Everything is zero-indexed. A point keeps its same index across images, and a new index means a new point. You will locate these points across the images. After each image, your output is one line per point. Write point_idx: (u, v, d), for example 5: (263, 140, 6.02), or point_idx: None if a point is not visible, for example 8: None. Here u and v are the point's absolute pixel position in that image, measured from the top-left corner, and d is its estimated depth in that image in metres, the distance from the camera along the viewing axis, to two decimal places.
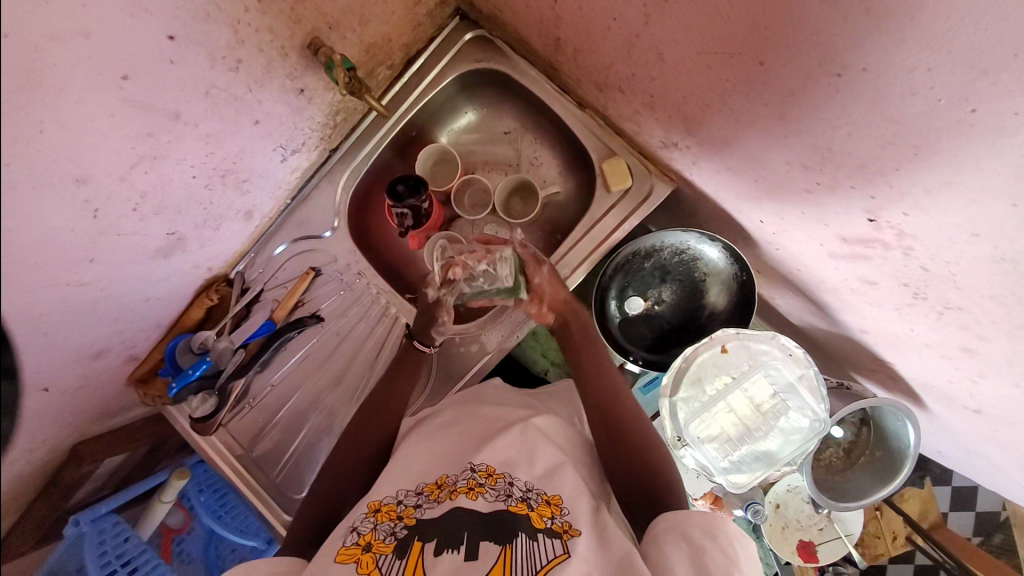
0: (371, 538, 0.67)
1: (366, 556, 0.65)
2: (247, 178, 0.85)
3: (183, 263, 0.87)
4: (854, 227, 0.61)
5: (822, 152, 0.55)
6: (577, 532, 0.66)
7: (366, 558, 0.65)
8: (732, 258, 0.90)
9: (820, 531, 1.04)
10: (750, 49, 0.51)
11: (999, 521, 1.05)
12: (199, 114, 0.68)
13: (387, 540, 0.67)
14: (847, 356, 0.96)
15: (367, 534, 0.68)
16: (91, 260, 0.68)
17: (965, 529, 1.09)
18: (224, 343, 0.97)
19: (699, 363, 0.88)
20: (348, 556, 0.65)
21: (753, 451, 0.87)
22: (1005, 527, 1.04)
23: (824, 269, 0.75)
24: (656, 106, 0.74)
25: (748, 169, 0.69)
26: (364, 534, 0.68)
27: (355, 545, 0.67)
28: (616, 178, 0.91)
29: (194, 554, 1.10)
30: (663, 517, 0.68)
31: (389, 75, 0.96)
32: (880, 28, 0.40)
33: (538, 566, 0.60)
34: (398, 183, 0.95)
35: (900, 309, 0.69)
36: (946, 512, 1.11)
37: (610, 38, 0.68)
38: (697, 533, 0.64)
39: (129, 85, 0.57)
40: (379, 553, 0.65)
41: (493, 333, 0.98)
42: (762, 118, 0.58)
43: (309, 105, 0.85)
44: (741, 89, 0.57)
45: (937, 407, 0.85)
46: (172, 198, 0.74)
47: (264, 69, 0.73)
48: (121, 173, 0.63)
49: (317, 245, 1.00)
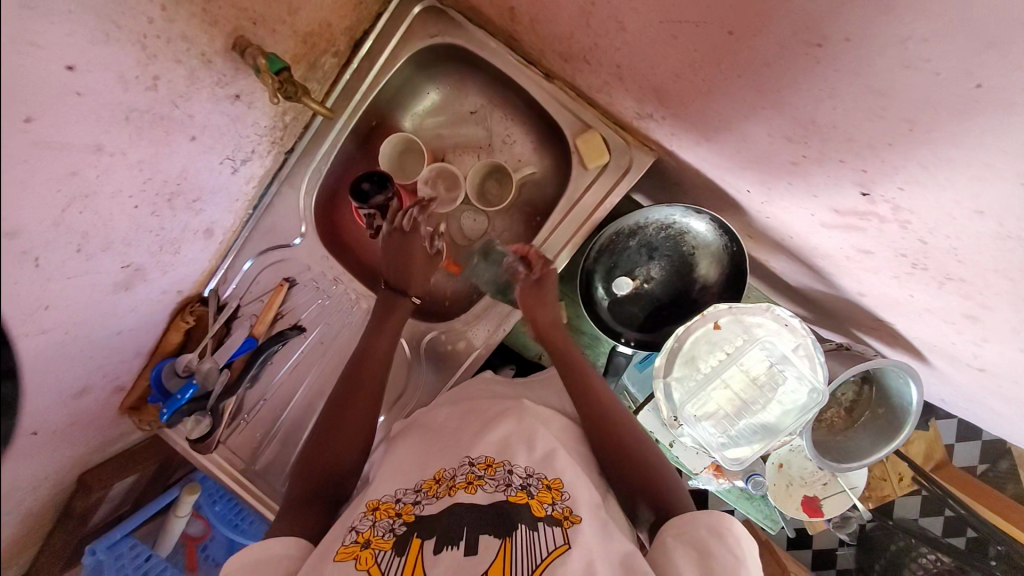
0: (370, 534, 0.66)
1: (365, 552, 0.64)
2: (198, 198, 0.79)
3: (149, 292, 0.83)
4: (846, 200, 0.56)
5: (806, 125, 0.48)
6: (578, 518, 0.66)
7: (365, 554, 0.64)
8: (721, 230, 0.84)
9: (823, 486, 1.06)
10: (718, 18, 0.44)
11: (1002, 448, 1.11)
12: (125, 142, 0.62)
13: (386, 535, 0.66)
14: (847, 313, 0.93)
15: (366, 531, 0.67)
16: (46, 307, 0.65)
17: (970, 459, 1.15)
18: (208, 364, 0.95)
19: (691, 341, 0.85)
20: (347, 553, 0.64)
21: (751, 425, 0.86)
22: (1008, 454, 1.10)
23: (818, 237, 0.70)
24: (625, 78, 0.67)
25: (728, 141, 0.62)
26: (362, 531, 0.67)
27: (353, 543, 0.65)
28: (591, 155, 0.85)
29: (218, 558, 1.16)
30: (663, 530, 0.67)
31: (336, 63, 0.88)
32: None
33: (536, 562, 0.60)
34: (363, 181, 0.91)
35: (898, 277, 0.65)
36: (951, 444, 1.17)
37: (566, 8, 0.60)
38: (700, 534, 0.64)
39: (36, 127, 0.51)
40: (378, 549, 0.64)
41: (479, 328, 0.95)
42: (742, 93, 0.51)
43: (250, 111, 0.78)
44: (713, 61, 0.50)
45: (940, 362, 0.84)
46: (117, 232, 0.69)
47: (188, 81, 0.65)
48: (53, 219, 0.59)
49: (288, 254, 0.96)
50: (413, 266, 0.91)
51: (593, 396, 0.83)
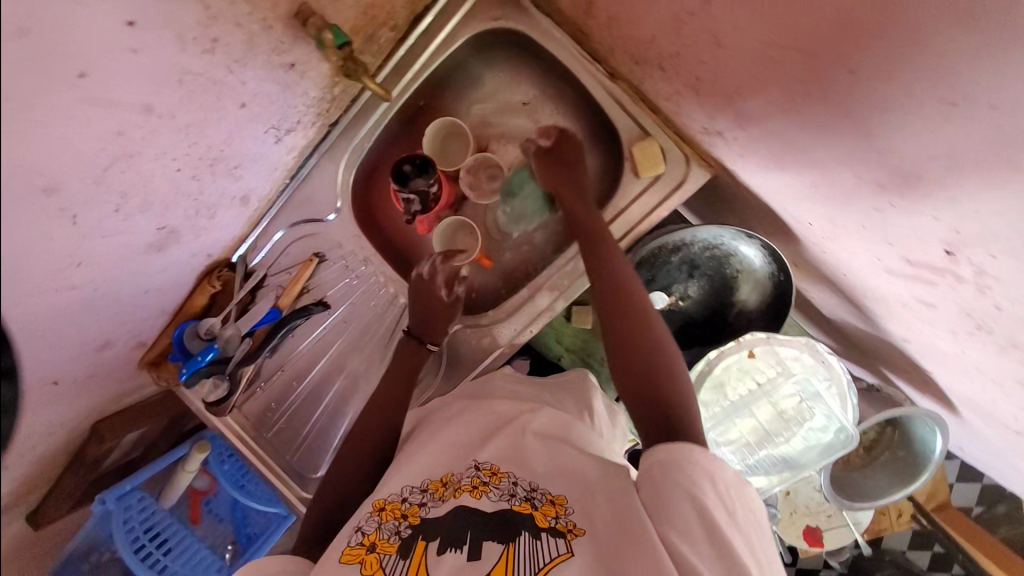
0: (375, 537, 0.67)
1: (371, 556, 0.65)
2: (239, 164, 0.77)
3: (180, 254, 0.82)
4: (924, 253, 0.53)
5: (905, 177, 0.45)
6: (581, 531, 0.64)
7: (370, 559, 0.64)
8: (771, 258, 0.80)
9: (827, 517, 1.06)
10: (836, 52, 0.41)
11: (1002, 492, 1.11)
12: (174, 104, 0.59)
13: (391, 539, 0.66)
14: (882, 354, 0.91)
15: (372, 534, 0.67)
16: (78, 264, 0.63)
17: (967, 500, 1.15)
18: (231, 330, 0.91)
19: (723, 367, 0.82)
20: (352, 556, 0.65)
21: (772, 455, 0.86)
22: (1008, 497, 1.10)
23: (876, 280, 0.68)
24: (702, 93, 0.63)
25: (804, 172, 0.59)
26: (368, 533, 0.68)
27: (359, 546, 0.66)
28: (646, 165, 0.81)
29: (223, 513, 1.20)
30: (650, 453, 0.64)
31: (392, 38, 0.86)
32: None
33: (539, 565, 0.60)
34: (404, 162, 0.89)
35: (955, 334, 0.62)
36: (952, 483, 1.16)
37: (656, 12, 0.57)
38: (695, 472, 0.60)
39: (88, 83, 0.49)
40: (382, 553, 0.65)
41: (506, 326, 0.94)
42: (838, 131, 0.48)
43: (301, 82, 0.74)
44: (814, 95, 0.47)
45: (972, 417, 0.82)
46: (156, 194, 0.67)
47: (245, 46, 0.62)
48: (95, 177, 0.57)
49: (321, 229, 0.94)
50: (435, 316, 0.91)
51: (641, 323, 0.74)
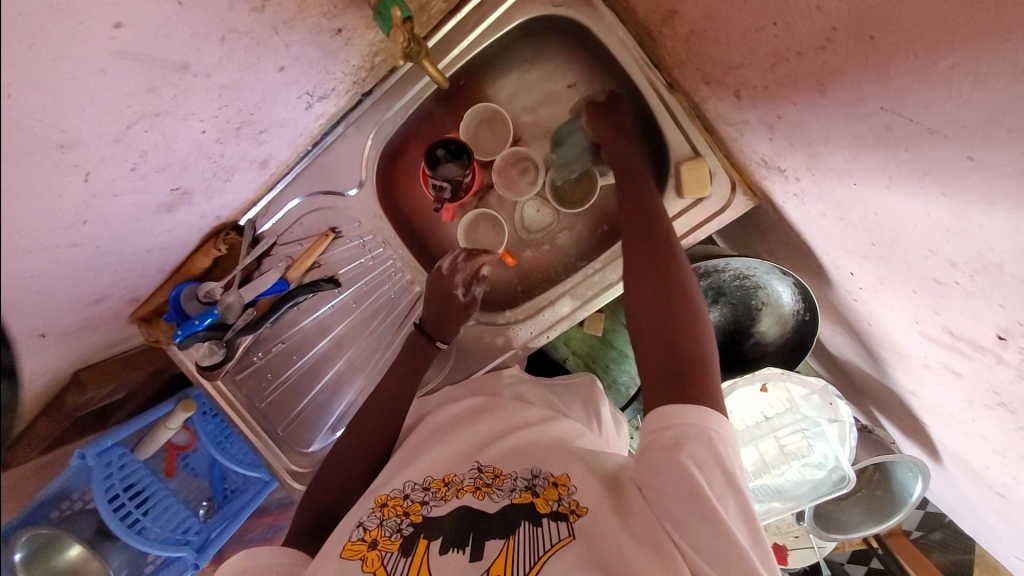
0: (376, 534, 0.66)
1: (372, 553, 0.64)
2: (265, 129, 0.70)
3: (190, 215, 0.76)
4: (973, 331, 0.53)
5: (986, 264, 0.44)
6: (584, 511, 0.63)
7: (371, 555, 0.64)
8: (802, 298, 0.79)
9: (795, 538, 1.12)
10: (958, 135, 0.38)
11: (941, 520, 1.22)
12: (211, 64, 0.53)
13: (393, 536, 0.66)
14: (879, 398, 0.94)
15: (374, 530, 0.67)
16: (84, 223, 0.58)
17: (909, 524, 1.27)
18: (232, 297, 0.86)
19: (734, 398, 0.84)
20: (354, 552, 0.65)
21: (765, 485, 0.88)
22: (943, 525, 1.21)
23: (905, 339, 0.68)
24: (776, 129, 0.60)
25: (866, 228, 0.58)
26: (369, 530, 0.67)
27: (360, 541, 0.66)
28: (692, 187, 0.78)
29: (199, 470, 1.17)
30: (651, 417, 0.62)
31: (443, 9, 0.79)
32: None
33: (538, 555, 0.59)
34: (438, 145, 0.84)
35: (971, 404, 0.64)
36: None
37: (752, 40, 0.53)
38: (686, 434, 0.59)
39: (124, 35, 0.42)
40: (384, 550, 0.64)
41: (522, 328, 0.92)
42: (925, 202, 0.45)
43: (345, 48, 0.68)
44: (913, 168, 0.44)
45: (954, 469, 0.85)
46: (176, 154, 0.61)
47: (296, 7, 0.56)
48: (115, 134, 0.51)
49: (339, 203, 0.89)
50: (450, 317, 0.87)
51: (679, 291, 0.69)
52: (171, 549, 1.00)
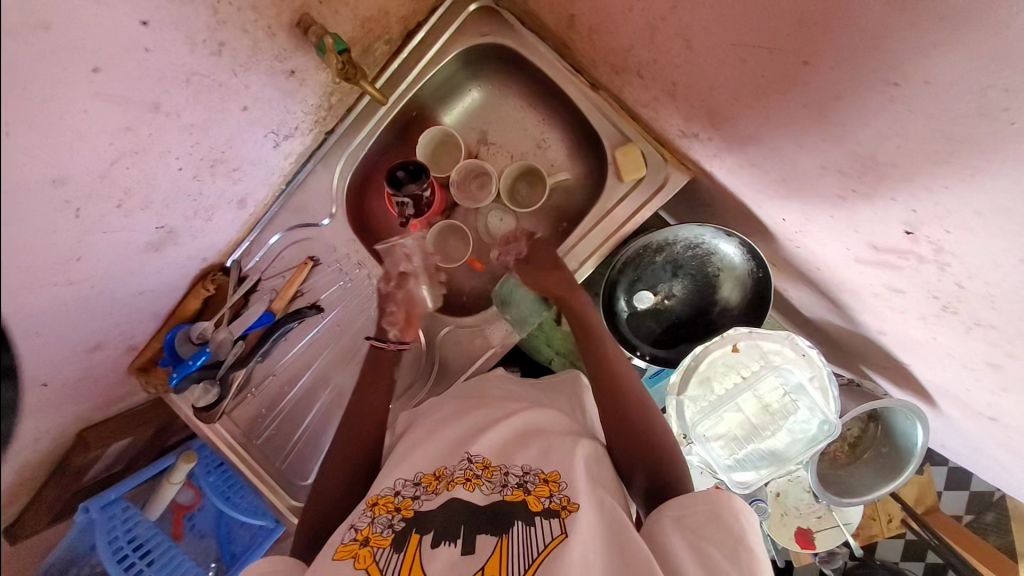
0: (368, 532, 0.67)
1: (364, 551, 0.65)
2: (238, 167, 0.80)
3: (177, 255, 0.83)
4: (887, 237, 0.57)
5: (863, 160, 0.49)
6: (575, 507, 0.65)
7: (364, 553, 0.64)
8: (750, 255, 0.85)
9: (818, 519, 1.06)
10: (792, 47, 0.45)
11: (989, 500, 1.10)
12: (180, 103, 0.62)
13: (384, 532, 0.67)
14: (861, 351, 0.95)
15: (365, 529, 0.68)
16: (78, 259, 0.65)
17: (957, 508, 1.15)
18: (223, 335, 0.94)
19: (710, 362, 0.86)
20: (346, 552, 0.65)
21: (758, 449, 0.87)
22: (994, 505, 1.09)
23: (847, 271, 0.72)
24: (677, 95, 0.68)
25: (773, 166, 0.63)
26: (361, 529, 0.68)
27: (353, 542, 0.66)
28: (629, 167, 0.85)
29: (206, 529, 1.17)
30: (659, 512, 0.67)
31: (386, 51, 0.90)
32: (968, 31, 0.33)
33: (532, 557, 0.60)
34: (398, 168, 0.92)
35: (924, 319, 0.66)
36: (940, 491, 1.17)
37: (631, 20, 0.62)
38: (698, 518, 0.63)
39: (101, 77, 0.52)
40: (376, 547, 0.65)
41: (498, 326, 0.96)
42: (801, 120, 0.52)
43: (300, 88, 0.78)
44: (779, 88, 0.51)
45: (949, 407, 0.84)
46: (158, 192, 0.69)
47: (250, 51, 0.66)
48: (100, 170, 0.59)
49: (315, 234, 0.97)
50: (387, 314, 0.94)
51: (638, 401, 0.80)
52: None
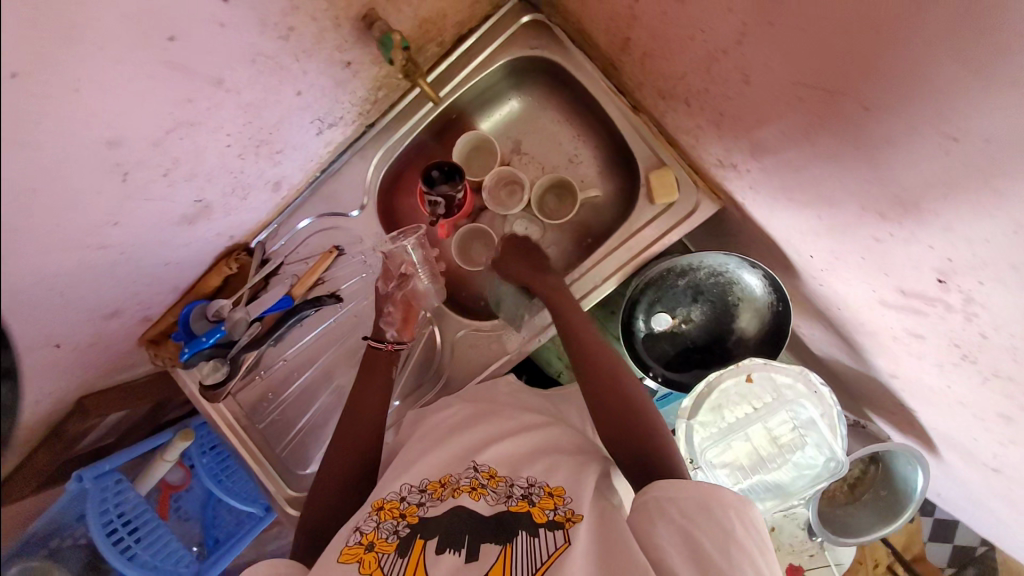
0: (373, 536, 0.67)
1: (369, 555, 0.65)
2: (280, 150, 0.80)
3: (207, 230, 0.83)
4: (918, 283, 0.59)
5: (906, 206, 0.51)
6: (580, 518, 0.64)
7: (368, 558, 0.64)
8: (772, 288, 0.86)
9: (810, 557, 1.06)
10: (856, 91, 0.47)
11: (972, 555, 1.12)
12: (241, 81, 0.63)
13: (389, 538, 0.66)
14: (868, 393, 0.96)
15: (370, 533, 0.67)
16: (115, 223, 0.64)
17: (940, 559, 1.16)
18: (240, 314, 0.91)
19: (723, 389, 0.86)
20: (350, 556, 0.65)
21: (763, 481, 0.88)
22: (976, 560, 1.11)
23: (869, 312, 0.73)
24: (722, 126, 0.70)
25: (812, 204, 0.65)
26: (366, 533, 0.67)
27: (357, 545, 0.66)
28: (662, 190, 0.87)
29: (191, 511, 1.15)
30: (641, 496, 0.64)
31: (437, 53, 0.92)
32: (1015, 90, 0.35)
33: (537, 564, 0.59)
34: (433, 168, 0.93)
35: (942, 366, 0.67)
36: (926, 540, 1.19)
37: (689, 49, 0.64)
38: (686, 506, 0.60)
39: (174, 47, 0.53)
40: (380, 552, 0.65)
41: (515, 333, 0.96)
42: (849, 161, 0.54)
43: (352, 80, 0.79)
44: (834, 130, 0.53)
45: (951, 456, 0.85)
46: (203, 165, 0.70)
47: (314, 39, 0.67)
48: (155, 138, 0.59)
49: (343, 224, 0.97)
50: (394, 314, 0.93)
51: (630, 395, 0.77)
52: None
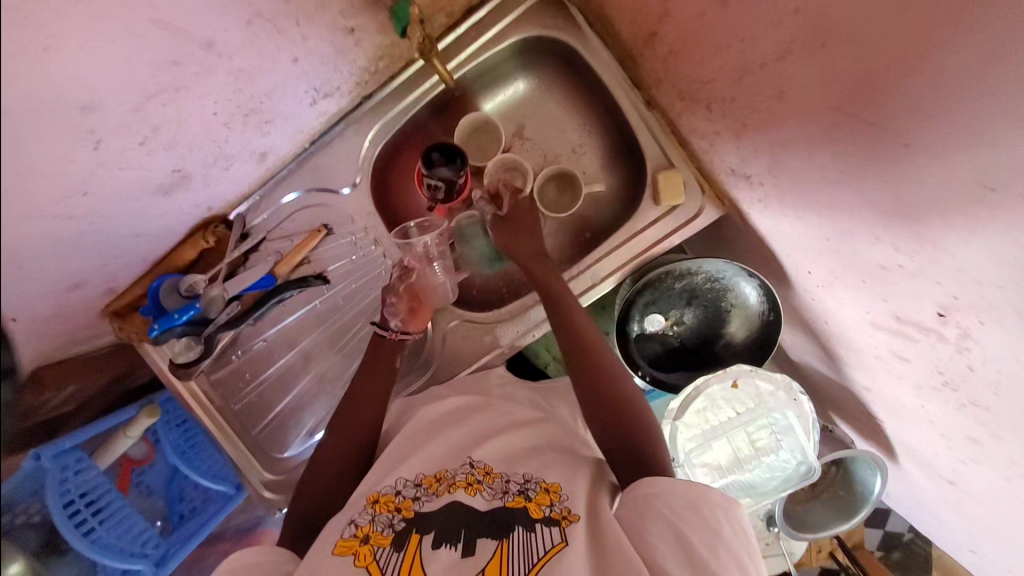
0: (368, 530, 0.65)
1: (364, 548, 0.63)
2: (270, 120, 0.74)
3: (184, 202, 0.76)
4: (916, 313, 0.60)
5: (923, 244, 0.52)
6: (576, 518, 0.63)
7: (363, 551, 0.62)
8: (766, 298, 0.87)
9: (766, 546, 1.13)
10: (897, 126, 0.47)
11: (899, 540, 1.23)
12: (234, 45, 0.58)
13: (385, 531, 0.65)
14: (837, 400, 1.01)
15: (365, 526, 0.65)
16: (84, 194, 0.55)
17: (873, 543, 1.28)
18: (217, 291, 0.83)
19: (709, 392, 0.89)
20: (345, 548, 0.63)
21: (738, 481, 0.92)
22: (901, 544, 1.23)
23: (859, 331, 0.75)
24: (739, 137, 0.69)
25: (821, 225, 0.66)
26: (361, 526, 0.65)
27: (352, 538, 0.64)
28: (667, 193, 0.85)
29: (155, 487, 1.09)
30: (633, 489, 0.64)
31: (444, 24, 0.86)
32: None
33: (533, 562, 0.59)
34: (433, 149, 0.88)
35: (921, 388, 0.70)
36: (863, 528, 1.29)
37: None
38: (676, 505, 0.60)
39: (163, 4, 0.48)
40: (376, 545, 0.63)
41: (508, 326, 0.95)
42: (872, 191, 0.54)
43: (354, 49, 0.74)
44: (863, 159, 0.53)
45: (909, 464, 0.91)
46: (185, 134, 0.63)
47: (316, 3, 0.63)
48: (135, 103, 0.53)
49: (332, 201, 0.91)
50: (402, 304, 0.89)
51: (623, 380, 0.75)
52: (127, 563, 0.93)
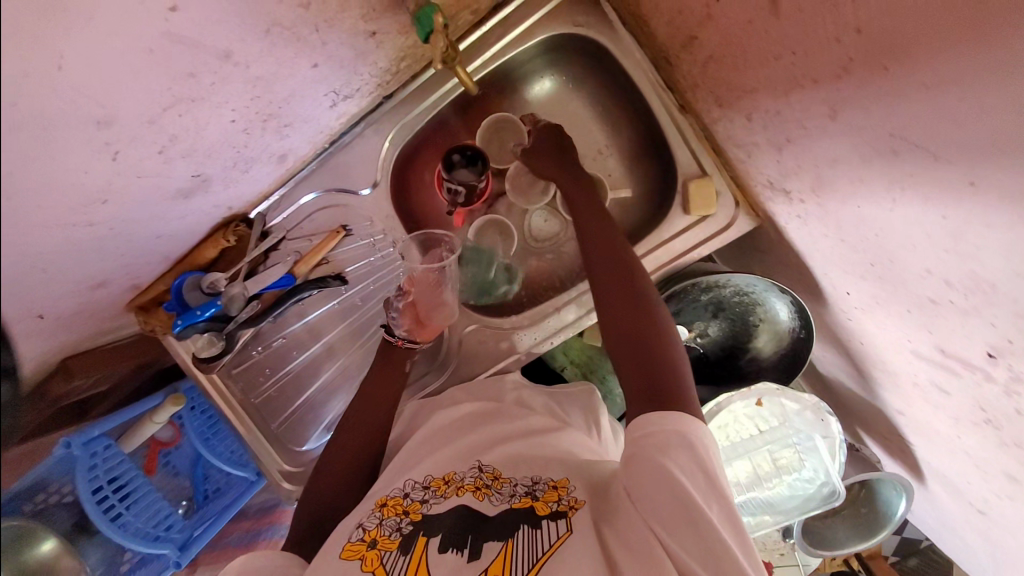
0: (376, 534, 0.64)
1: (371, 553, 0.62)
2: (289, 123, 0.73)
3: (205, 203, 0.76)
4: (963, 349, 0.56)
5: (979, 283, 0.48)
6: (581, 504, 0.63)
7: (370, 555, 0.62)
8: (798, 315, 0.82)
9: (779, 555, 1.13)
10: (960, 160, 0.43)
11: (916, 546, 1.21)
12: (252, 54, 0.56)
13: (392, 535, 0.64)
14: (865, 418, 0.98)
15: (373, 530, 0.65)
16: (104, 202, 0.54)
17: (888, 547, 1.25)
18: (237, 289, 0.82)
19: (730, 410, 0.86)
20: (353, 552, 0.63)
21: (758, 497, 0.91)
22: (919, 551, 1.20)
23: (897, 356, 0.71)
24: None
25: (865, 248, 0.61)
26: (369, 530, 0.65)
27: (360, 542, 0.64)
28: (699, 203, 0.81)
29: (179, 467, 1.12)
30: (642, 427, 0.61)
31: (470, 20, 0.82)
32: None
33: (537, 559, 0.57)
34: (454, 152, 0.86)
35: (959, 421, 0.67)
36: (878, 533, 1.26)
37: None
38: (670, 440, 0.58)
39: (177, 18, 0.46)
40: (383, 550, 0.62)
41: (526, 334, 0.93)
42: (924, 223, 0.50)
43: (375, 51, 0.72)
44: (917, 188, 0.49)
45: (937, 488, 0.88)
46: (202, 141, 0.62)
47: (337, 6, 0.60)
48: (151, 115, 0.51)
49: (352, 202, 0.90)
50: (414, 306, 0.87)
51: (662, 348, 0.67)
52: (154, 545, 0.96)
